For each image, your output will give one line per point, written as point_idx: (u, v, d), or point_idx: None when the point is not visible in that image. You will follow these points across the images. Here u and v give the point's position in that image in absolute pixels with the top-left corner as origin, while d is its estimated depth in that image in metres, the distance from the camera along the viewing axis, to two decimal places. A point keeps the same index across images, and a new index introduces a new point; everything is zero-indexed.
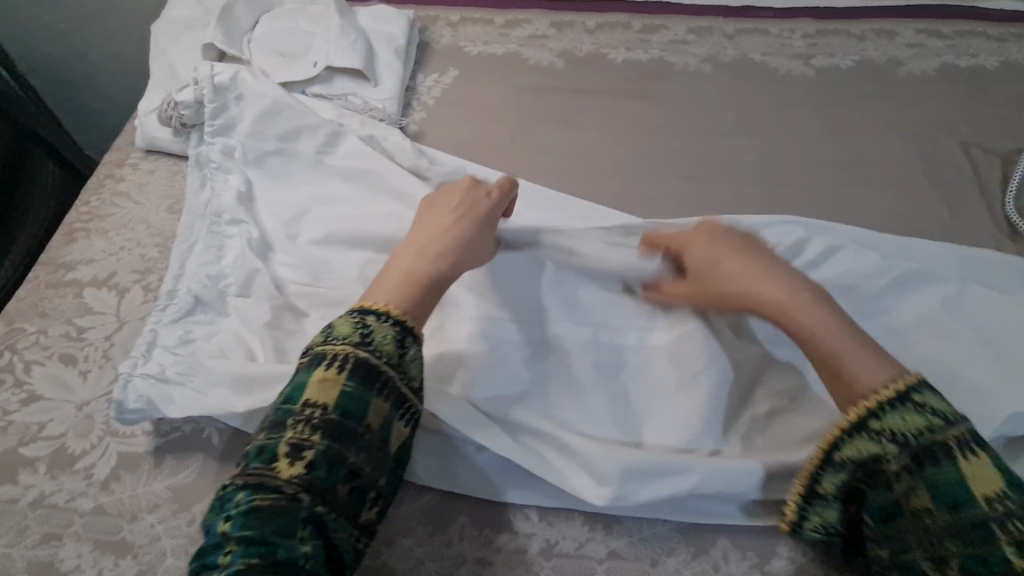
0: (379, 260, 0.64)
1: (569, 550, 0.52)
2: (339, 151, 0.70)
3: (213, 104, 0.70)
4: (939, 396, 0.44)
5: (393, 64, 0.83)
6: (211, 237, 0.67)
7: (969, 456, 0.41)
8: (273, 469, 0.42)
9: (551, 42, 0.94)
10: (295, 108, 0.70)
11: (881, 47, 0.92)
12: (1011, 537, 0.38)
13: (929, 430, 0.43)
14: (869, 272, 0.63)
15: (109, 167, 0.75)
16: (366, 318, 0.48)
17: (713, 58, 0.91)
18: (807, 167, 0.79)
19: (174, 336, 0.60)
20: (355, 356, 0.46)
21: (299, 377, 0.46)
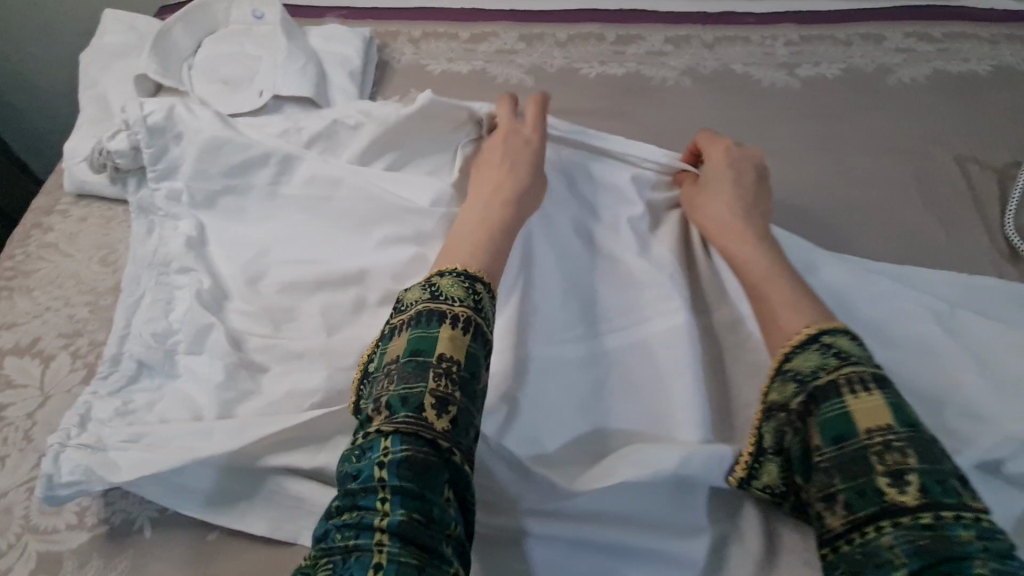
0: (344, 303, 0.58)
1: None
2: (296, 187, 0.63)
3: (151, 149, 0.63)
4: (853, 340, 0.45)
5: (348, 89, 0.77)
6: (160, 289, 0.61)
7: (859, 392, 0.41)
8: (424, 419, 0.39)
9: (520, 57, 0.88)
10: (238, 141, 0.64)
11: (868, 54, 0.88)
12: (885, 467, 0.39)
13: (826, 369, 0.43)
14: (861, 291, 0.60)
15: (36, 215, 0.69)
16: (475, 284, 0.46)
17: (693, 70, 0.86)
18: (797, 186, 0.74)
19: (110, 408, 0.52)
20: (475, 321, 0.44)
21: (422, 330, 0.42)
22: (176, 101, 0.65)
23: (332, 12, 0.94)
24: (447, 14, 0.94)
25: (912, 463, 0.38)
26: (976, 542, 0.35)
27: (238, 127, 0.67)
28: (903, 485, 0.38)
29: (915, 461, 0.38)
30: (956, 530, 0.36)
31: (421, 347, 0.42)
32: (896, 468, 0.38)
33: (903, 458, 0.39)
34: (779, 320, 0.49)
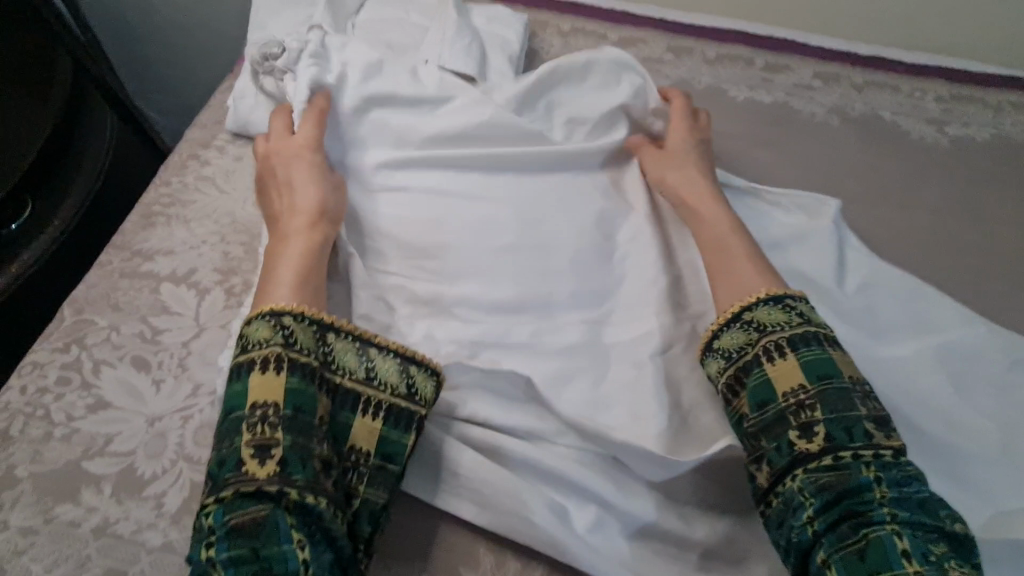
0: (475, 277, 0.59)
1: None
2: (458, 124, 0.65)
3: (328, 83, 0.64)
4: (775, 309, 0.51)
5: (506, 72, 0.76)
6: None
7: (775, 360, 0.49)
8: (242, 476, 0.41)
9: (668, 68, 0.87)
10: (410, 87, 0.66)
11: (1019, 123, 0.86)
12: (797, 422, 0.46)
13: (750, 344, 0.51)
14: (993, 347, 0.59)
15: (194, 147, 0.69)
16: (281, 319, 0.47)
17: (841, 110, 0.85)
18: (948, 246, 0.71)
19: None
20: (287, 357, 0.45)
21: (235, 390, 0.45)
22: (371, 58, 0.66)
23: None
24: (595, 13, 0.93)
25: (818, 415, 0.46)
26: (872, 474, 0.44)
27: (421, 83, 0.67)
28: (811, 436, 0.46)
29: (820, 413, 0.46)
30: (855, 466, 0.44)
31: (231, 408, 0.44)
32: (805, 422, 0.46)
33: (812, 413, 0.46)
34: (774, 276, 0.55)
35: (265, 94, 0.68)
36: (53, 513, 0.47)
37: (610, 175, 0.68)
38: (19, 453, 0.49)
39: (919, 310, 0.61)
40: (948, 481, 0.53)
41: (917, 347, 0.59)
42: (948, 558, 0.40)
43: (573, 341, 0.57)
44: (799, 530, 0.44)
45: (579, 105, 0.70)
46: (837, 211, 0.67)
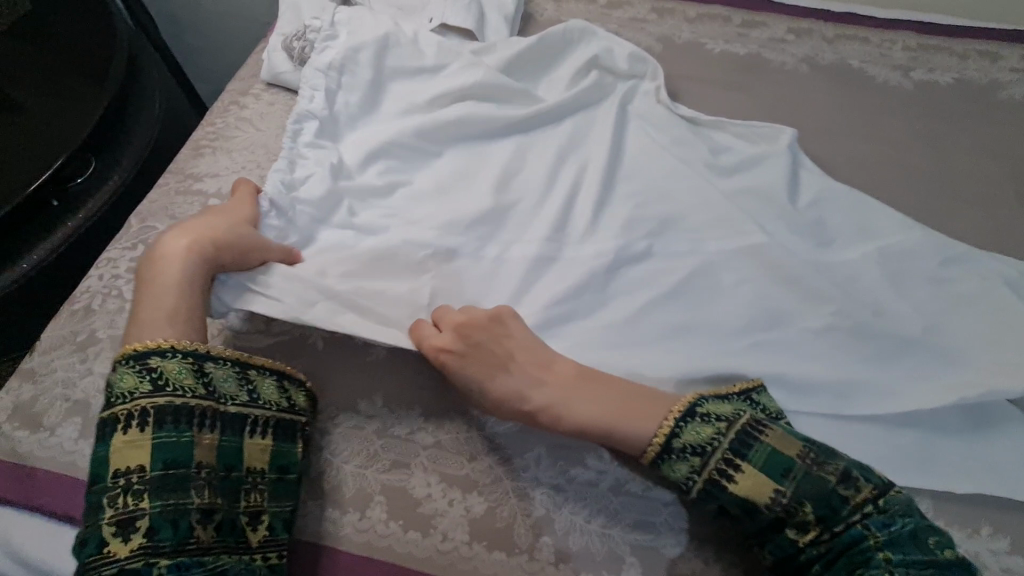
0: (468, 201, 0.65)
1: (637, 490, 0.55)
2: (457, 82, 0.70)
3: (326, 32, 0.69)
4: (676, 459, 0.51)
5: (502, 30, 0.86)
6: (287, 155, 0.62)
7: (735, 477, 0.49)
8: (107, 552, 0.44)
9: (651, 26, 0.96)
10: (408, 48, 0.71)
11: (982, 68, 0.92)
12: (789, 522, 0.49)
13: (698, 472, 0.50)
14: (931, 249, 0.65)
15: (234, 95, 0.81)
16: (149, 363, 0.49)
17: (811, 59, 0.92)
18: (899, 173, 0.79)
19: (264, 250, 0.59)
20: (154, 408, 0.47)
21: (99, 453, 0.47)
22: (381, 34, 0.70)
23: None
24: None
25: (805, 510, 0.48)
26: (867, 530, 0.47)
27: (421, 50, 0.72)
28: (803, 529, 0.49)
29: (808, 508, 0.48)
30: (850, 529, 0.48)
31: (95, 472, 0.47)
32: (801, 519, 0.49)
33: (802, 509, 0.48)
34: (625, 434, 0.52)
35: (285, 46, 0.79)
36: None
37: (593, 117, 0.74)
38: (99, 321, 0.61)
39: (867, 221, 0.68)
40: (888, 365, 0.60)
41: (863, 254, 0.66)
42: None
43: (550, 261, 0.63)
44: None
45: (556, 74, 0.78)
46: (791, 138, 0.75)
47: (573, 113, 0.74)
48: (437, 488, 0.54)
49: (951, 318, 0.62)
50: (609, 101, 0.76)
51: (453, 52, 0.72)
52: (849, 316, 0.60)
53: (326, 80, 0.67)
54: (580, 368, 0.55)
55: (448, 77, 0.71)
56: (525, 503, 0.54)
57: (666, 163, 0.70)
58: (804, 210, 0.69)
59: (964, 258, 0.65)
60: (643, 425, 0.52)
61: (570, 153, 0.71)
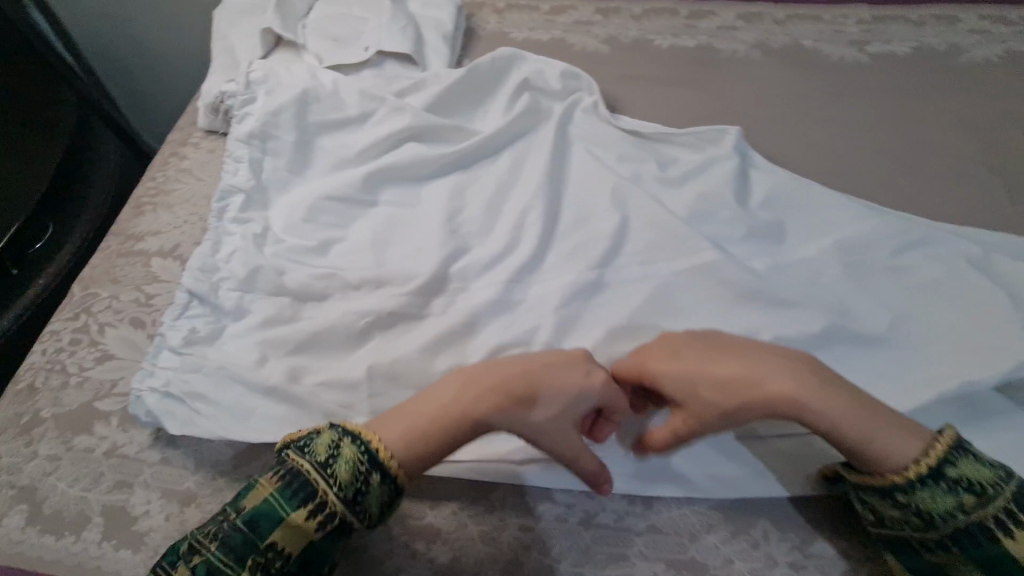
0: (396, 254, 0.66)
1: (608, 522, 0.51)
2: (383, 131, 0.73)
3: (242, 97, 0.72)
4: (942, 491, 0.45)
5: (441, 49, 0.84)
6: (212, 232, 0.67)
7: (1014, 531, 0.43)
8: None
9: (596, 28, 0.94)
10: (330, 101, 0.73)
11: (940, 34, 0.89)
12: None
13: (964, 511, 0.44)
14: (890, 234, 0.63)
15: (174, 147, 0.80)
16: (370, 476, 0.47)
17: (763, 44, 0.90)
18: (861, 154, 0.77)
19: (179, 335, 0.59)
20: (342, 516, 0.46)
21: (276, 503, 0.45)
22: (299, 91, 0.73)
23: None
24: None
25: None
26: None
27: (342, 101, 0.74)
28: None
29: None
30: None
31: (256, 513, 0.45)
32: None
33: None
34: (883, 453, 0.46)
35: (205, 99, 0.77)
36: (73, 443, 0.56)
37: (523, 145, 0.75)
38: (43, 400, 0.59)
39: (813, 214, 0.67)
40: (854, 363, 0.58)
41: (816, 252, 0.64)
42: None
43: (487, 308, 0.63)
44: None
45: (486, 105, 0.79)
46: (736, 138, 0.73)
47: (504, 141, 0.75)
48: (399, 542, 0.51)
49: (923, 307, 0.59)
50: (536, 122, 0.77)
51: (375, 99, 0.74)
52: (812, 321, 0.59)
53: (249, 150, 0.71)
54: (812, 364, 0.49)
55: (374, 127, 0.74)
56: (491, 549, 0.50)
57: (600, 183, 0.70)
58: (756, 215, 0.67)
59: (927, 242, 0.63)
60: (905, 449, 0.46)
61: (513, 189, 0.71)
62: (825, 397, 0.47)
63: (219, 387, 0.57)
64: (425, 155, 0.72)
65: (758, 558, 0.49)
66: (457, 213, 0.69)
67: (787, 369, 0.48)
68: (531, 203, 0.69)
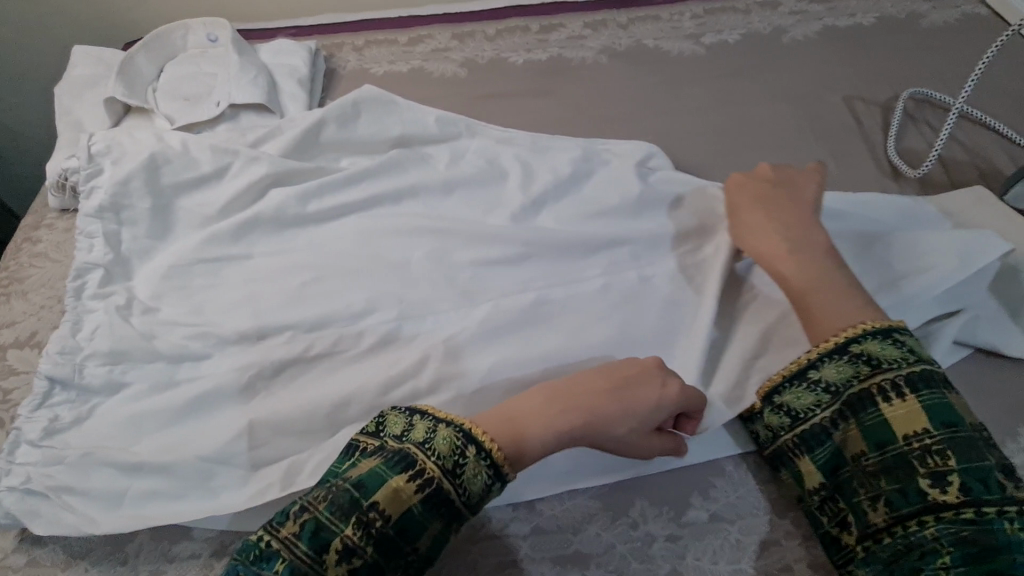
0: (271, 303, 0.66)
1: (497, 532, 0.53)
2: (243, 182, 0.73)
3: (87, 170, 0.70)
4: (843, 362, 0.51)
5: (298, 94, 0.85)
6: (69, 312, 0.64)
7: (894, 399, 0.48)
8: (321, 562, 0.43)
9: (454, 53, 0.97)
10: (184, 161, 0.72)
11: (765, 18, 0.97)
12: (927, 470, 0.46)
13: (859, 379, 0.50)
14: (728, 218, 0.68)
15: (26, 231, 0.76)
16: (467, 448, 0.48)
17: (609, 48, 0.95)
18: (706, 139, 0.82)
19: (39, 427, 0.56)
20: (438, 484, 0.47)
21: (381, 470, 0.46)
22: (147, 156, 0.71)
23: (280, 31, 1.01)
24: (386, 23, 1.03)
25: (952, 464, 0.45)
26: (1018, 533, 0.42)
27: (195, 160, 0.73)
28: (944, 486, 0.45)
29: (954, 461, 0.45)
30: (998, 523, 0.43)
31: (363, 479, 0.46)
32: (937, 470, 0.45)
33: (942, 459, 0.45)
34: (816, 324, 0.54)
35: (50, 178, 0.75)
36: None
37: (392, 177, 0.76)
38: None
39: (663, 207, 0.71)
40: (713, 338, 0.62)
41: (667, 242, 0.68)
42: None
43: (365, 347, 0.62)
44: None
45: (351, 138, 0.79)
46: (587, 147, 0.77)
47: (368, 179, 0.76)
48: None
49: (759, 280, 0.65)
50: (402, 155, 0.77)
51: (229, 152, 0.74)
52: (673, 316, 0.63)
53: (102, 224, 0.69)
54: (826, 267, 0.57)
55: (232, 181, 0.73)
56: None
57: (472, 213, 0.73)
58: (622, 222, 0.70)
59: None
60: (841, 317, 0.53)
61: (384, 225, 0.71)
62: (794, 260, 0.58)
63: (84, 476, 0.54)
64: (297, 206, 0.73)
65: (639, 537, 0.52)
66: (335, 256, 0.69)
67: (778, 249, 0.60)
68: (408, 241, 0.70)
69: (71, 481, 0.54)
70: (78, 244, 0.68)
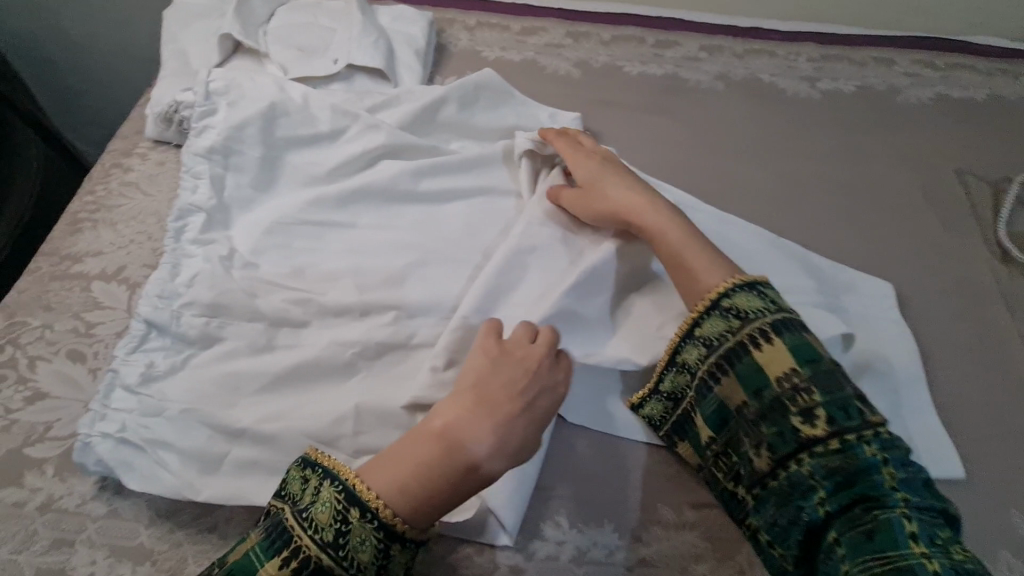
0: (377, 280, 0.63)
1: (600, 558, 0.51)
2: (358, 148, 0.70)
3: (203, 106, 0.66)
4: (717, 317, 0.53)
5: (413, 66, 0.82)
6: (169, 253, 0.61)
7: (763, 345, 0.50)
8: None
9: (567, 51, 0.95)
10: (301, 115, 0.69)
11: (880, 74, 0.97)
12: (797, 407, 0.47)
13: (732, 332, 0.52)
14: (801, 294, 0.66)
15: (116, 157, 0.72)
16: (347, 512, 0.44)
17: (724, 76, 0.94)
18: (817, 186, 0.81)
19: (135, 372, 0.53)
20: (316, 560, 0.43)
21: (252, 554, 0.43)
22: (265, 104, 0.68)
23: None
24: (499, 7, 1.00)
25: (814, 397, 0.47)
26: (877, 455, 0.45)
27: (312, 115, 0.70)
28: (812, 420, 0.47)
29: (818, 396, 0.47)
30: (860, 447, 0.45)
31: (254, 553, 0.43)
32: (806, 407, 0.47)
33: (809, 395, 0.47)
34: (699, 273, 0.56)
35: (156, 108, 0.71)
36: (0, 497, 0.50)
37: (507, 171, 0.74)
38: None
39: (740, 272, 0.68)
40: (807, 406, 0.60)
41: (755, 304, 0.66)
42: (954, 542, 0.43)
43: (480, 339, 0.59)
44: (809, 511, 0.45)
45: (469, 124, 0.76)
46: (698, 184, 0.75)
47: (482, 169, 0.73)
48: None
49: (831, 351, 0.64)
50: (528, 139, 0.73)
51: (348, 114, 0.70)
52: None
53: (210, 165, 0.65)
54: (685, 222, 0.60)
55: (346, 144, 0.70)
56: None
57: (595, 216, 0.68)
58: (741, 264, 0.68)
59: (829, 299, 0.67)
60: (708, 274, 0.55)
61: (497, 224, 0.70)
62: (652, 209, 0.61)
63: (185, 433, 0.51)
64: (408, 186, 0.69)
65: None
66: (445, 245, 0.67)
67: (637, 202, 0.61)
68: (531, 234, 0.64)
69: (165, 434, 0.51)
70: (183, 184, 0.65)
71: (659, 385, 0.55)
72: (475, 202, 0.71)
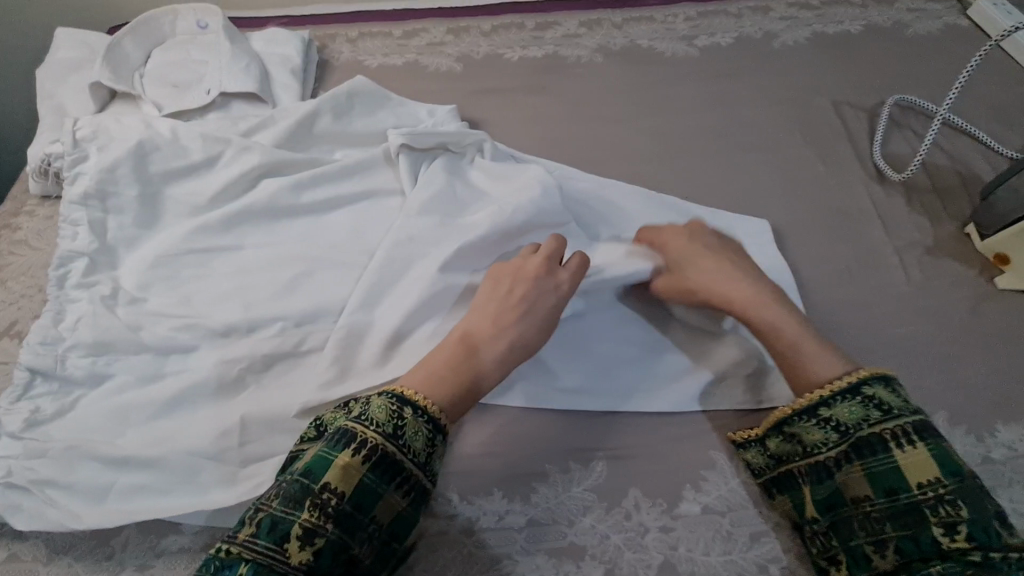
0: (262, 294, 0.64)
1: (490, 525, 0.53)
2: (234, 171, 0.71)
3: (72, 155, 0.68)
4: (855, 404, 0.50)
5: (290, 85, 0.84)
6: (54, 301, 0.62)
7: (905, 447, 0.47)
8: (281, 552, 0.42)
9: (449, 47, 0.97)
10: (174, 149, 0.71)
11: (756, 22, 0.99)
12: (939, 518, 0.44)
13: (868, 423, 0.49)
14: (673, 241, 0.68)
15: (4, 217, 0.74)
16: (402, 409, 0.48)
17: (604, 48, 0.96)
18: (698, 139, 0.83)
19: (19, 419, 0.55)
20: (382, 449, 0.46)
21: (323, 452, 0.46)
22: (135, 143, 0.69)
23: (272, 20, 0.99)
24: (380, 15, 1.02)
25: (961, 512, 0.44)
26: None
27: (186, 148, 0.71)
28: (954, 533, 0.44)
29: (965, 511, 0.44)
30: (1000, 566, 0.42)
31: (312, 465, 0.45)
32: (948, 520, 0.44)
33: (954, 509, 0.44)
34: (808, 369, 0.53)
35: (34, 164, 0.72)
36: None
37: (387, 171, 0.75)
38: None
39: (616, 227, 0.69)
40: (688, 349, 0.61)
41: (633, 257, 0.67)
42: None
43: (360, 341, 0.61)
44: None
45: (347, 133, 0.78)
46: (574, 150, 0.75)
47: (363, 173, 0.74)
48: None
49: None
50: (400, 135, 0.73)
51: (221, 140, 0.72)
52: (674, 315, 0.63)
53: (87, 211, 0.66)
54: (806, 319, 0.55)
55: (223, 169, 0.71)
56: None
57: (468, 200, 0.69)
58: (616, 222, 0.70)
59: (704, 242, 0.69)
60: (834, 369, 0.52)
61: (381, 222, 0.71)
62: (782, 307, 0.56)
63: (69, 469, 0.54)
64: (290, 200, 0.70)
65: (632, 528, 0.53)
66: (331, 251, 0.68)
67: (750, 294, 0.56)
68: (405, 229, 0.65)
69: (52, 471, 0.54)
70: (62, 233, 0.66)
71: (765, 440, 0.55)
72: (359, 205, 0.72)
